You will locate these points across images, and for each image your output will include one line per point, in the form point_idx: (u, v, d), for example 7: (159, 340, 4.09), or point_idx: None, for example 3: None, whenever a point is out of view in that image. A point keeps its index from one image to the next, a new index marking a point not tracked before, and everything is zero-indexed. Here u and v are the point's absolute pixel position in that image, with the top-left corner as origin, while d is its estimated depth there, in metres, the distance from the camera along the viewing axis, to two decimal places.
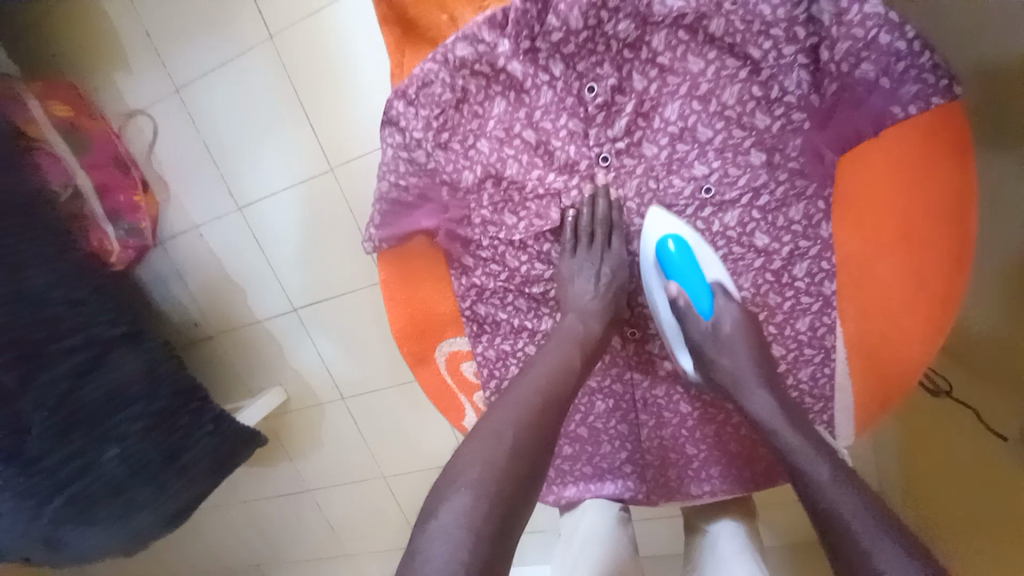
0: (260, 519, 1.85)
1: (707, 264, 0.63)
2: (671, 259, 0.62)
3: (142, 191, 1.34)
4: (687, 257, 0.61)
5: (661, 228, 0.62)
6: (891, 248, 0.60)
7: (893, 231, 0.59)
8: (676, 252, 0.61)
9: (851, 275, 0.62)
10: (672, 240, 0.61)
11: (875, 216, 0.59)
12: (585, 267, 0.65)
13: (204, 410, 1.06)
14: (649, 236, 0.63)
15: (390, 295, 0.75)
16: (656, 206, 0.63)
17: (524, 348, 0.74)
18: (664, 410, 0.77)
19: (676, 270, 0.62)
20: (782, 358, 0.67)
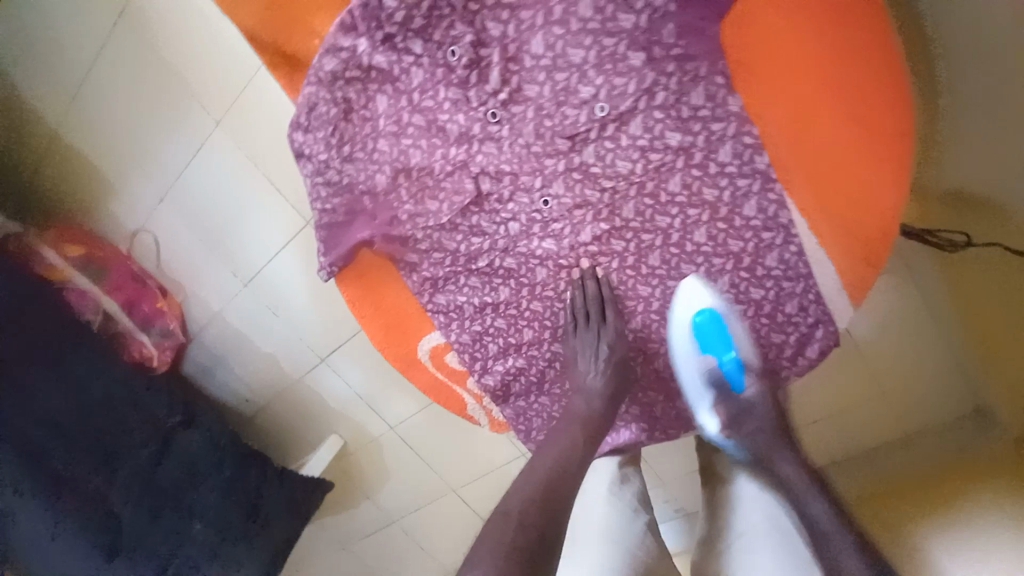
0: (359, 560, 1.98)
1: (739, 337, 0.68)
2: (703, 328, 0.67)
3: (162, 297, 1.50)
4: (719, 327, 0.67)
5: (697, 296, 0.66)
6: (819, 99, 0.55)
7: (813, 80, 0.55)
8: (706, 321, 0.67)
9: (790, 147, 0.58)
10: (706, 312, 0.66)
11: (785, 72, 0.55)
12: (586, 347, 0.70)
13: (268, 468, 1.16)
14: (682, 308, 0.67)
15: (359, 311, 0.79)
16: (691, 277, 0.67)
17: (494, 323, 0.76)
18: (648, 342, 0.73)
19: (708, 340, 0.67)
20: (742, 252, 0.64)
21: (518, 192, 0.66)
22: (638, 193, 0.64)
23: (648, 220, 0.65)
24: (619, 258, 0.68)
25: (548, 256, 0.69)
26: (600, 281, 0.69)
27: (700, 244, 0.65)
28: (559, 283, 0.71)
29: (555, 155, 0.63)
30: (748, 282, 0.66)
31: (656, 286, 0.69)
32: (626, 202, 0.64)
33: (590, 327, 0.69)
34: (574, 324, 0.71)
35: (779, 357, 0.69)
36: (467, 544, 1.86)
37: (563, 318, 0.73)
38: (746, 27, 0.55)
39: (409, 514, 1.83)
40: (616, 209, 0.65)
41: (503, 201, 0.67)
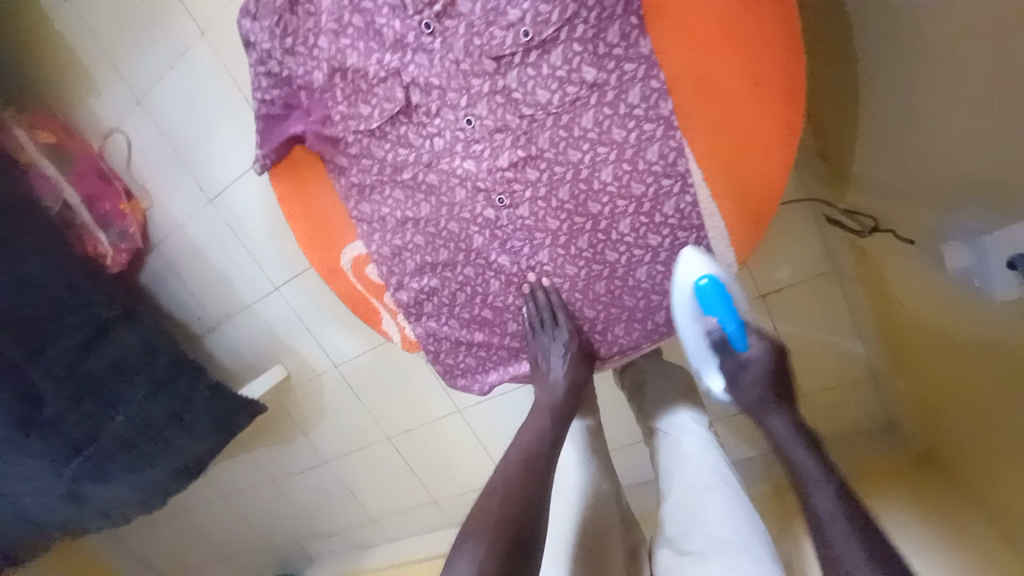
0: (289, 497, 2.03)
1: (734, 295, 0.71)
2: (706, 295, 0.68)
3: (127, 200, 1.54)
4: (717, 293, 0.68)
5: (694, 265, 0.68)
6: (721, 52, 0.60)
7: (717, 32, 0.59)
8: (707, 287, 0.68)
9: (693, 96, 0.62)
10: (706, 278, 0.68)
11: (693, 21, 0.60)
12: (551, 349, 0.78)
13: (199, 379, 1.35)
14: (684, 277, 0.69)
15: (290, 209, 0.83)
16: (690, 246, 0.69)
17: (413, 239, 0.79)
18: (553, 277, 0.76)
19: (711, 307, 0.69)
20: (644, 196, 0.68)
21: (445, 108, 0.69)
22: (554, 124, 0.67)
23: (561, 153, 0.68)
24: (533, 188, 0.71)
25: (467, 177, 0.73)
26: (513, 209, 0.73)
27: (607, 184, 0.68)
28: (476, 205, 0.74)
29: (481, 75, 0.66)
30: (648, 228, 0.70)
31: (564, 221, 0.72)
32: (542, 132, 0.68)
33: (547, 329, 0.78)
34: (537, 323, 0.78)
35: (670, 305, 0.74)
36: (397, 495, 1.91)
37: (521, 323, 0.80)
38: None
39: (343, 456, 1.88)
40: (533, 138, 0.68)
41: (431, 114, 0.70)
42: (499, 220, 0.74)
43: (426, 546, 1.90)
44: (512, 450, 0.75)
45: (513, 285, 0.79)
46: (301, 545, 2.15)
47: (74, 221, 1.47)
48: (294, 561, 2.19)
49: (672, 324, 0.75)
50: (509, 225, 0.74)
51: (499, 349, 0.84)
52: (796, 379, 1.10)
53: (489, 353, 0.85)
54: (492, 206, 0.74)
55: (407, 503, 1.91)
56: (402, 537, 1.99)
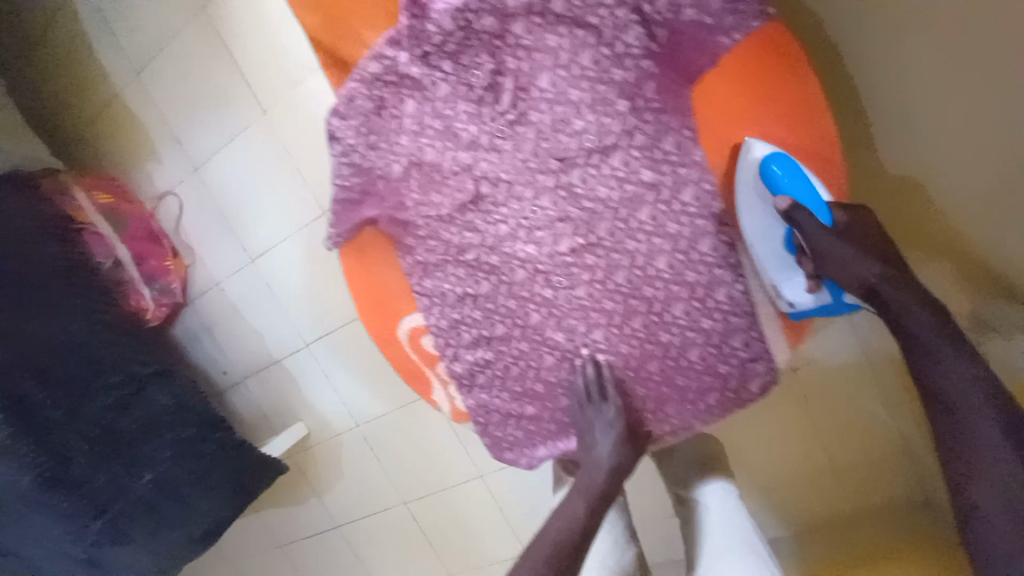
0: (294, 565, 1.92)
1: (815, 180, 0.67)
2: (777, 178, 0.66)
3: (172, 257, 1.61)
4: (791, 169, 0.66)
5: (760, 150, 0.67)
6: (765, 160, 0.69)
7: (760, 144, 0.68)
8: (776, 170, 0.66)
9: (743, 198, 0.71)
10: (775, 162, 0.66)
11: (739, 136, 0.69)
12: (598, 421, 0.78)
13: (227, 439, 1.34)
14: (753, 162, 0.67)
15: (354, 281, 0.87)
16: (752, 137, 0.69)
17: (471, 313, 0.84)
18: (605, 354, 0.80)
19: (784, 184, 0.65)
20: (697, 283, 0.73)
21: (511, 199, 0.76)
22: (613, 217, 0.74)
23: (619, 242, 0.74)
24: (590, 271, 0.77)
25: (528, 260, 0.78)
26: (570, 290, 0.78)
27: (661, 271, 0.74)
28: (535, 285, 0.80)
29: (547, 173, 0.74)
30: (700, 312, 0.74)
31: (619, 303, 0.77)
32: (602, 223, 0.74)
33: (594, 402, 0.78)
34: (586, 396, 0.79)
35: (726, 385, 0.77)
36: (408, 566, 1.80)
37: (571, 397, 0.82)
38: (728, 84, 0.68)
39: (356, 521, 1.80)
40: (593, 228, 0.75)
41: (497, 204, 0.77)
42: (557, 299, 0.79)
43: None
44: (564, 527, 0.75)
45: (566, 361, 0.82)
46: None
47: (119, 278, 1.53)
48: None
49: (723, 403, 0.78)
50: (566, 304, 0.79)
51: (548, 423, 0.86)
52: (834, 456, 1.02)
53: (539, 426, 0.86)
54: (550, 286, 0.79)
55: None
56: None
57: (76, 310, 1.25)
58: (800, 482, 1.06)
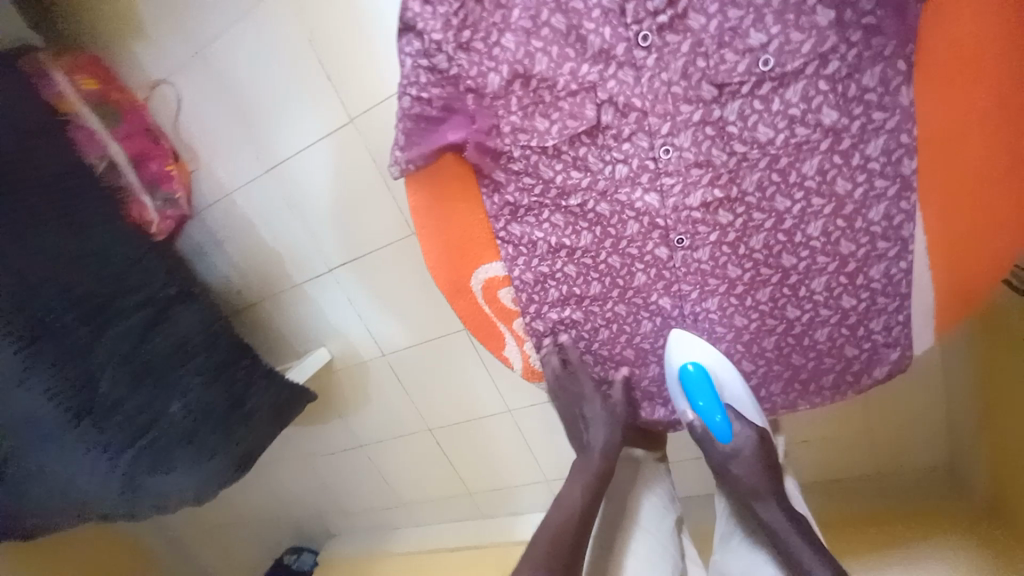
0: (317, 472, 2.01)
1: (722, 381, 0.70)
2: (689, 385, 0.70)
3: (174, 160, 1.41)
4: (702, 380, 0.69)
5: (683, 351, 0.70)
6: (985, 125, 0.53)
7: (987, 102, 0.52)
8: (693, 374, 0.69)
9: (934, 166, 0.56)
10: (692, 365, 0.69)
11: (961, 87, 0.53)
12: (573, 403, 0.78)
13: (257, 364, 1.32)
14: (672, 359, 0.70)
15: (423, 222, 0.72)
16: (678, 329, 0.71)
17: (563, 268, 0.72)
18: (716, 325, 0.70)
19: (694, 393, 0.70)
20: (851, 256, 0.62)
21: (640, 134, 0.61)
22: (767, 167, 0.60)
23: (767, 199, 0.61)
24: (720, 232, 0.64)
25: (645, 211, 0.65)
26: (691, 252, 0.66)
27: (811, 238, 0.62)
28: (647, 243, 0.67)
29: (695, 102, 0.58)
30: (845, 289, 0.64)
31: (747, 270, 0.66)
32: (750, 174, 0.60)
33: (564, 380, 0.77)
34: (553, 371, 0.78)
35: (845, 370, 0.69)
36: (427, 484, 1.89)
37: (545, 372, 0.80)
38: (951, 52, 0.52)
39: (379, 442, 1.84)
40: (737, 178, 0.61)
41: (620, 138, 0.62)
42: (671, 261, 0.67)
43: (454, 538, 1.88)
44: None
45: (669, 328, 0.72)
46: (321, 521, 2.15)
47: (116, 182, 1.33)
48: (314, 535, 2.20)
49: (840, 389, 0.70)
50: (682, 268, 0.67)
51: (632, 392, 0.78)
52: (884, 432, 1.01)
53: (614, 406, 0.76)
54: (667, 245, 0.66)
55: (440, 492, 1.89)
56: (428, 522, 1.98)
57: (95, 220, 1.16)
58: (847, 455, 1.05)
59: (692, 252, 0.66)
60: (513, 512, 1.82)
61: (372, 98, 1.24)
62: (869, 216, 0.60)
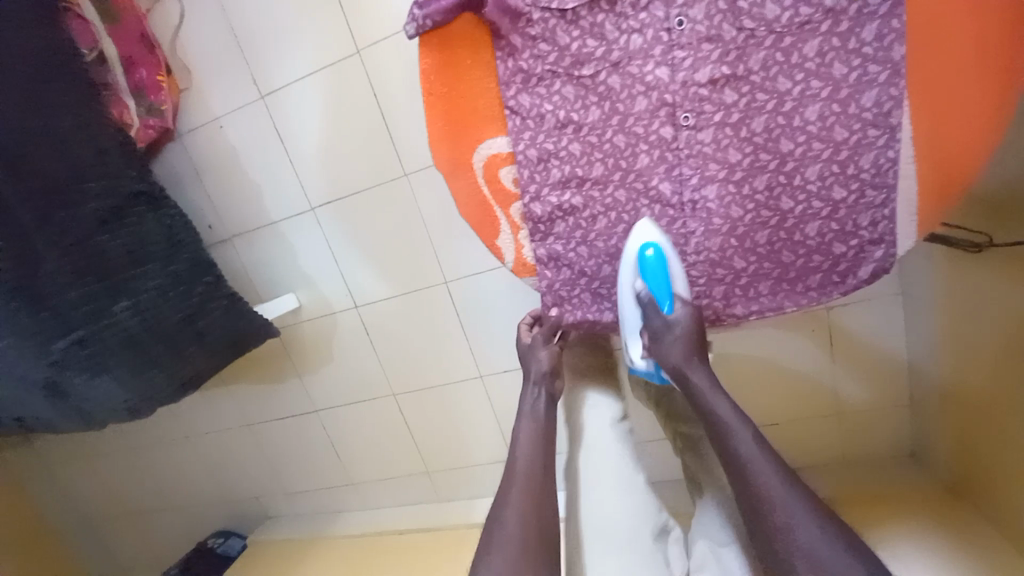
0: (261, 442, 1.84)
1: (676, 274, 0.72)
2: (647, 263, 0.70)
3: (165, 73, 1.38)
4: (659, 266, 0.70)
5: (646, 235, 0.71)
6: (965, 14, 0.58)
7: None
8: (650, 257, 0.70)
9: (923, 51, 0.61)
10: (652, 248, 0.70)
11: None
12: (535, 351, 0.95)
13: (220, 286, 1.22)
14: (634, 238, 0.71)
15: (430, 87, 0.73)
16: (647, 218, 0.72)
17: (568, 147, 0.72)
18: (713, 216, 0.71)
19: (647, 272, 0.71)
20: (844, 142, 0.65)
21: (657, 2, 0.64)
22: (772, 45, 0.63)
23: (770, 79, 0.64)
24: (724, 112, 0.66)
25: (655, 86, 0.66)
26: (693, 131, 0.67)
27: (808, 122, 0.65)
28: (653, 121, 0.68)
29: None
30: (836, 179, 0.67)
31: (747, 155, 0.67)
32: (756, 52, 0.64)
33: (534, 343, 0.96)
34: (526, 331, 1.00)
35: (832, 269, 0.71)
36: (384, 460, 1.76)
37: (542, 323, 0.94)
38: None
39: (337, 409, 1.72)
40: (744, 55, 0.64)
41: (638, 7, 0.64)
42: (675, 141, 0.68)
43: (406, 521, 1.74)
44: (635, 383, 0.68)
45: (669, 218, 0.72)
46: (258, 502, 1.95)
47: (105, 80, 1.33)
48: (249, 519, 1.99)
49: (826, 290, 0.72)
50: (684, 148, 0.68)
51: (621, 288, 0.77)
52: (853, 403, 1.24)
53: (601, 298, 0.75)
54: (673, 124, 0.68)
55: (396, 471, 1.76)
56: (378, 506, 1.82)
57: (63, 102, 1.04)
58: (832, 429, 1.28)
59: (696, 130, 0.67)
60: (472, 494, 1.71)
61: (381, 29, 1.26)
62: (863, 103, 0.64)
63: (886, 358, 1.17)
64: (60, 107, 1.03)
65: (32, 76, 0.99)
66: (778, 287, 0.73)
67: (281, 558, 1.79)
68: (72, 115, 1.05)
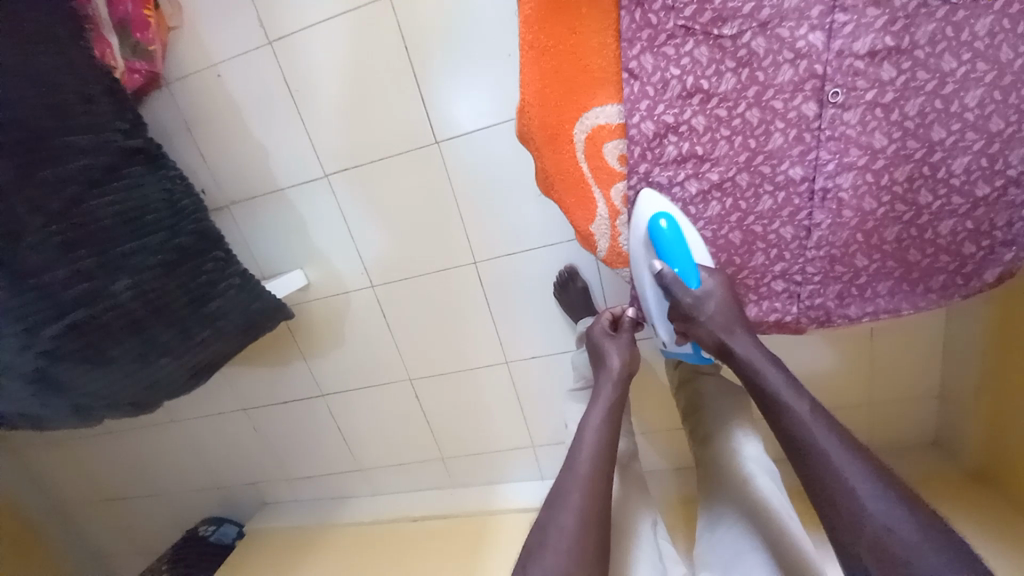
0: (258, 428, 1.71)
1: (694, 244, 0.69)
2: (663, 236, 0.67)
3: (153, 7, 1.17)
4: (676, 237, 0.67)
5: (653, 209, 0.68)
6: None
7: None
8: (666, 230, 0.67)
9: None
10: (664, 219, 0.67)
11: None
12: (617, 344, 0.93)
13: (229, 263, 1.11)
14: (643, 214, 0.68)
15: (536, 40, 0.63)
16: (648, 189, 0.68)
17: (691, 120, 0.64)
18: (844, 207, 0.65)
19: (666, 248, 0.68)
20: (997, 135, 0.60)
21: None
22: (944, 18, 0.57)
23: (934, 57, 0.58)
24: (878, 90, 0.60)
25: (805, 54, 0.59)
26: (837, 109, 0.61)
27: (966, 108, 0.59)
28: (796, 96, 0.61)
29: None
30: (982, 174, 0.61)
31: (892, 142, 0.61)
32: (926, 23, 0.57)
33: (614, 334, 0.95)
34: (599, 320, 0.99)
35: (957, 271, 0.66)
36: (395, 446, 1.66)
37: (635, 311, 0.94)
38: None
39: (347, 394, 1.60)
40: (912, 26, 0.58)
41: None
42: (817, 120, 0.62)
43: (420, 508, 1.67)
44: None
45: (795, 205, 0.65)
46: (255, 490, 1.84)
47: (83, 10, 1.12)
48: (243, 504, 1.87)
49: (947, 294, 0.67)
50: (827, 129, 0.62)
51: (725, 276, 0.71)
52: (884, 396, 1.15)
53: (708, 289, 0.69)
54: (818, 100, 0.61)
55: (407, 459, 1.68)
56: (386, 492, 1.75)
57: (49, 33, 0.89)
58: (864, 421, 1.18)
59: (841, 109, 0.61)
60: (488, 481, 1.65)
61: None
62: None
63: (924, 348, 1.09)
64: (44, 38, 0.88)
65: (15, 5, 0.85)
66: (896, 287, 0.68)
67: (279, 548, 1.70)
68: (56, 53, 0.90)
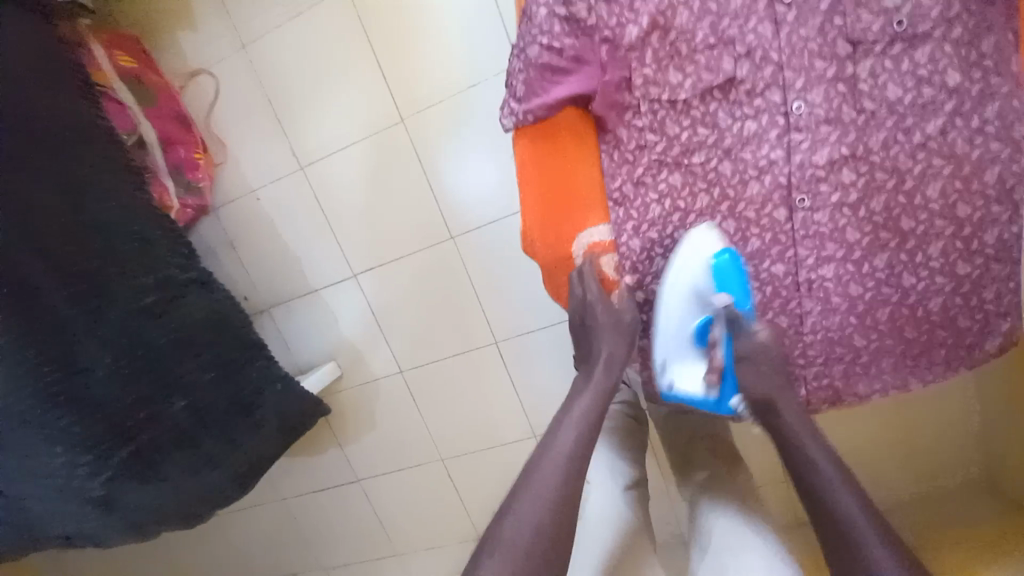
0: (296, 517, 1.74)
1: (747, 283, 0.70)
2: (723, 269, 0.69)
3: (202, 150, 1.38)
4: (735, 272, 0.69)
5: (708, 242, 0.70)
6: None
7: None
8: (724, 263, 0.69)
9: None
10: (727, 253, 0.69)
11: None
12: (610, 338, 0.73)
13: (271, 369, 1.20)
14: (696, 247, 0.70)
15: (529, 179, 0.73)
16: (704, 225, 0.71)
17: (672, 234, 0.73)
18: (831, 294, 0.70)
19: (727, 280, 0.69)
20: (967, 219, 0.64)
21: (773, 88, 0.65)
22: (894, 125, 0.64)
23: (890, 158, 0.65)
24: (842, 192, 0.66)
25: (769, 169, 0.67)
26: (809, 210, 0.67)
27: (930, 200, 0.65)
28: (767, 205, 0.68)
29: (830, 58, 0.63)
30: (960, 255, 0.66)
31: (865, 235, 0.67)
32: (878, 132, 0.64)
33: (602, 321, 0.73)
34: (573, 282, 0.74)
35: (957, 343, 0.69)
36: (430, 528, 1.66)
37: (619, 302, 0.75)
38: None
39: (379, 478, 1.64)
40: (865, 136, 0.65)
41: (752, 94, 0.66)
42: (789, 223, 0.69)
43: None
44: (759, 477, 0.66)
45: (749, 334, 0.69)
46: None
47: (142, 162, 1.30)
48: None
49: (953, 364, 0.70)
50: (800, 230, 0.68)
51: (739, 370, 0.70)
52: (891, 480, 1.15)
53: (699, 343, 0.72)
54: (788, 206, 0.68)
55: (446, 540, 1.67)
56: None
57: (109, 185, 1.03)
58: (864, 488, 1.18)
59: (814, 210, 0.67)
60: None
61: (424, 98, 1.25)
62: (986, 179, 0.63)
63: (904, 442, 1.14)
64: (105, 189, 1.02)
65: (83, 167, 0.99)
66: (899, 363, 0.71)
67: None
68: (116, 203, 1.03)
